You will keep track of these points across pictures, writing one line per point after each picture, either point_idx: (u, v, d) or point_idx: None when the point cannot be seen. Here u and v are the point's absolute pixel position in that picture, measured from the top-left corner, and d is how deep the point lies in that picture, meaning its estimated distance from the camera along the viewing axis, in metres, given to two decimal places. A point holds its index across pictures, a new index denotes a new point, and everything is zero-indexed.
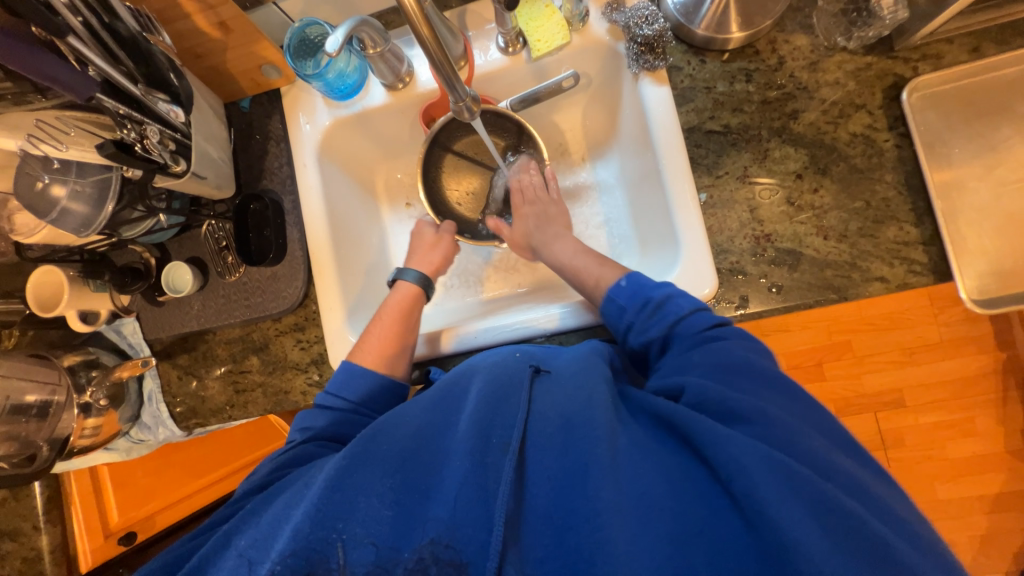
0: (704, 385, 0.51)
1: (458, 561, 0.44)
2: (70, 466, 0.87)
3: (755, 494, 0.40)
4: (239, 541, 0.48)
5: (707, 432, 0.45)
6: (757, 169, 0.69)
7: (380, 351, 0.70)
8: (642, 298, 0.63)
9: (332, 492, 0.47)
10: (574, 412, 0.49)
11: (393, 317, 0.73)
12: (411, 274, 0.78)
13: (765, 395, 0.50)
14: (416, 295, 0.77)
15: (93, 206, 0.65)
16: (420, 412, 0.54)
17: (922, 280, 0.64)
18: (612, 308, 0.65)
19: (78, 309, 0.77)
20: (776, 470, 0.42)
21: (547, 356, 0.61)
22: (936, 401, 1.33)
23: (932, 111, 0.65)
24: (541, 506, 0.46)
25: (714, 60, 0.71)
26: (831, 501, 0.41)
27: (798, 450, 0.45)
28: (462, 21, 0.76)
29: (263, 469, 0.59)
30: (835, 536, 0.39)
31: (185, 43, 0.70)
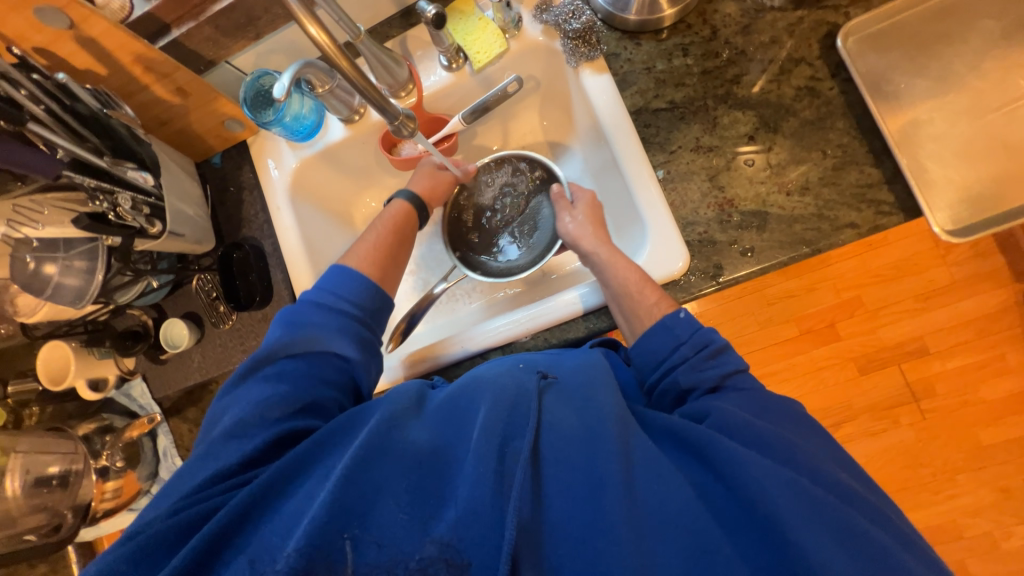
0: (734, 411, 0.51)
1: (460, 563, 0.44)
2: (101, 531, 0.91)
3: (777, 517, 0.43)
4: (250, 543, 0.46)
5: (729, 456, 0.46)
6: (709, 139, 0.69)
7: (370, 260, 0.69)
8: (703, 340, 0.58)
9: (348, 485, 0.46)
10: (591, 426, 0.49)
11: (385, 230, 0.73)
12: (403, 194, 0.78)
13: (777, 416, 0.52)
14: (408, 212, 0.76)
15: (85, 277, 0.69)
16: (430, 427, 0.53)
17: (894, 220, 0.63)
18: (664, 335, 0.59)
19: (88, 377, 0.82)
20: (796, 492, 0.44)
21: (552, 363, 0.60)
22: (959, 343, 1.26)
23: (872, 53, 0.66)
24: (555, 512, 0.46)
25: (650, 41, 0.72)
26: (850, 525, 0.43)
27: (814, 475, 0.47)
28: (405, 48, 0.80)
29: (248, 402, 0.56)
30: (852, 555, 0.42)
31: (149, 113, 0.74)
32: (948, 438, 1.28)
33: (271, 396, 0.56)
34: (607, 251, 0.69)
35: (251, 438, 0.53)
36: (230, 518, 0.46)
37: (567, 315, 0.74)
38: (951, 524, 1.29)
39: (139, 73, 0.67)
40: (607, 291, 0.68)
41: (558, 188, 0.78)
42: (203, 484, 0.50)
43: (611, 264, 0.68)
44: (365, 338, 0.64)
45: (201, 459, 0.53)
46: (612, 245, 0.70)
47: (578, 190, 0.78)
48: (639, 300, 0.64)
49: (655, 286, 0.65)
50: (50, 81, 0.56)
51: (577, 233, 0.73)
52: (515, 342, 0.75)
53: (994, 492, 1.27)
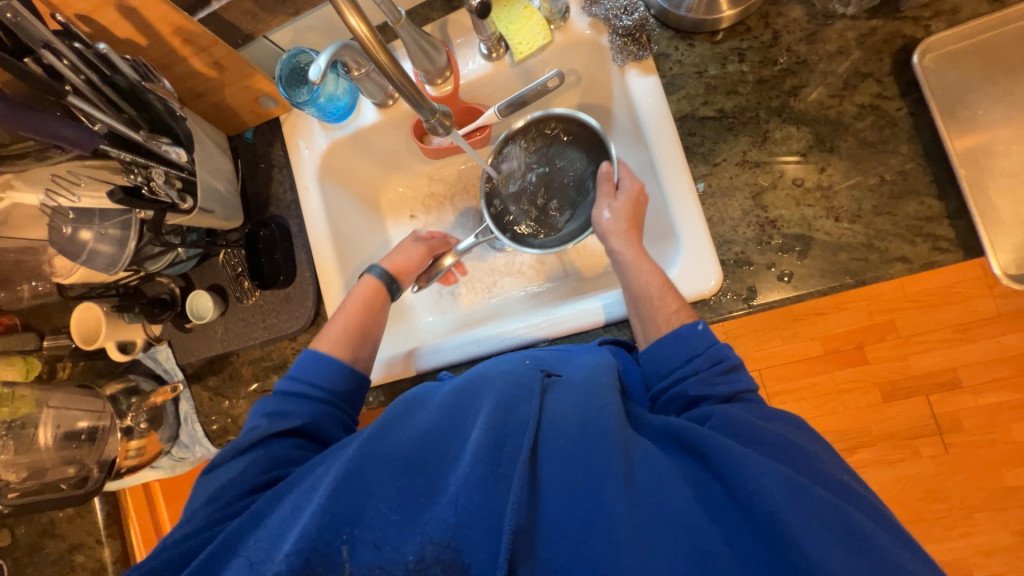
0: (729, 412, 0.50)
1: (458, 561, 0.44)
2: (124, 483, 0.96)
3: (778, 517, 0.41)
4: (247, 547, 0.47)
5: (727, 455, 0.45)
6: (757, 153, 0.65)
7: (340, 337, 0.69)
8: (718, 354, 0.56)
9: (339, 494, 0.46)
10: (590, 422, 0.49)
11: (353, 313, 0.72)
12: (375, 271, 0.77)
13: (779, 422, 0.51)
14: (377, 289, 0.76)
15: (119, 245, 0.71)
16: (431, 414, 0.54)
17: (950, 257, 0.59)
18: (678, 344, 0.57)
19: (117, 340, 0.84)
20: (799, 495, 0.42)
21: (559, 362, 0.60)
22: (998, 380, 1.17)
23: (950, 72, 0.60)
24: (553, 512, 0.45)
25: (704, 42, 0.68)
26: (854, 527, 0.41)
27: (819, 476, 0.46)
28: (444, 33, 0.77)
29: (235, 470, 0.57)
30: (864, 565, 0.39)
31: (186, 85, 0.73)
32: (970, 477, 1.23)
33: (251, 465, 0.57)
34: (634, 253, 0.66)
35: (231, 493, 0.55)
36: (223, 546, 0.48)
37: (586, 324, 0.73)
38: (963, 560, 1.27)
39: (178, 45, 0.66)
40: (626, 292, 0.66)
41: (608, 167, 0.71)
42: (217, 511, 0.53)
43: (635, 267, 0.65)
44: (337, 414, 0.64)
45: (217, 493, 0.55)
46: (639, 247, 0.67)
47: (629, 178, 0.72)
48: (660, 308, 0.62)
49: (677, 295, 0.63)
50: (91, 51, 0.56)
51: (610, 225, 0.68)
52: (531, 346, 0.75)
53: (1011, 534, 1.23)
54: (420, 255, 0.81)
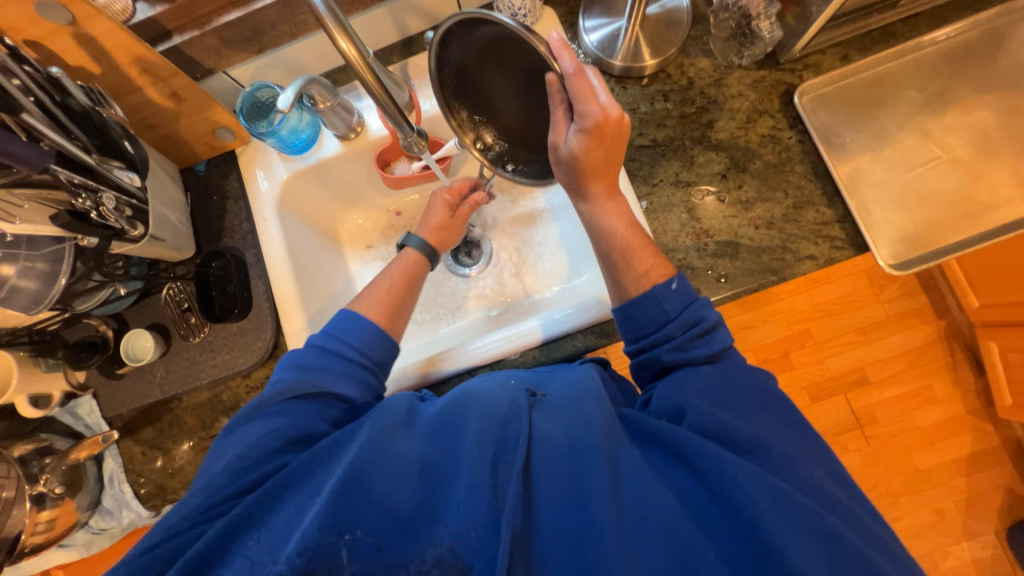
0: (709, 410, 0.52)
1: (461, 564, 0.44)
2: (20, 572, 0.80)
3: (762, 526, 0.43)
4: (245, 545, 0.45)
5: (712, 459, 0.47)
6: (687, 174, 0.76)
7: (383, 306, 0.68)
8: (693, 317, 0.59)
9: (340, 498, 0.45)
10: (578, 437, 0.49)
11: (398, 280, 0.72)
12: (414, 241, 0.76)
13: (756, 420, 0.52)
14: (419, 261, 0.75)
15: (46, 281, 0.65)
16: (419, 437, 0.52)
17: (845, 253, 0.71)
18: (652, 307, 0.60)
19: (30, 393, 0.73)
20: (779, 498, 0.45)
21: (541, 381, 0.60)
22: (897, 372, 1.35)
23: (822, 110, 0.76)
24: (548, 522, 0.46)
25: (634, 85, 0.80)
26: (830, 530, 0.44)
27: (795, 477, 0.48)
28: (405, 73, 0.83)
29: (249, 436, 0.53)
30: (834, 562, 0.42)
31: (137, 115, 0.72)
32: (890, 464, 1.38)
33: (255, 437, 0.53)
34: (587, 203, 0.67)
35: (246, 469, 0.51)
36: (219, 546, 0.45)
37: (555, 334, 0.76)
38: None
39: (135, 75, 0.66)
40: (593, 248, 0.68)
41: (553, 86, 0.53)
42: (194, 510, 0.48)
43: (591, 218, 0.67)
44: (371, 385, 0.62)
45: (196, 488, 0.50)
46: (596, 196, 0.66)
47: (582, 95, 0.53)
48: (630, 272, 0.64)
49: (647, 254, 0.65)
50: (42, 74, 0.54)
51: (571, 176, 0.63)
52: (503, 360, 0.77)
53: (931, 513, 1.38)
54: (448, 215, 0.81)
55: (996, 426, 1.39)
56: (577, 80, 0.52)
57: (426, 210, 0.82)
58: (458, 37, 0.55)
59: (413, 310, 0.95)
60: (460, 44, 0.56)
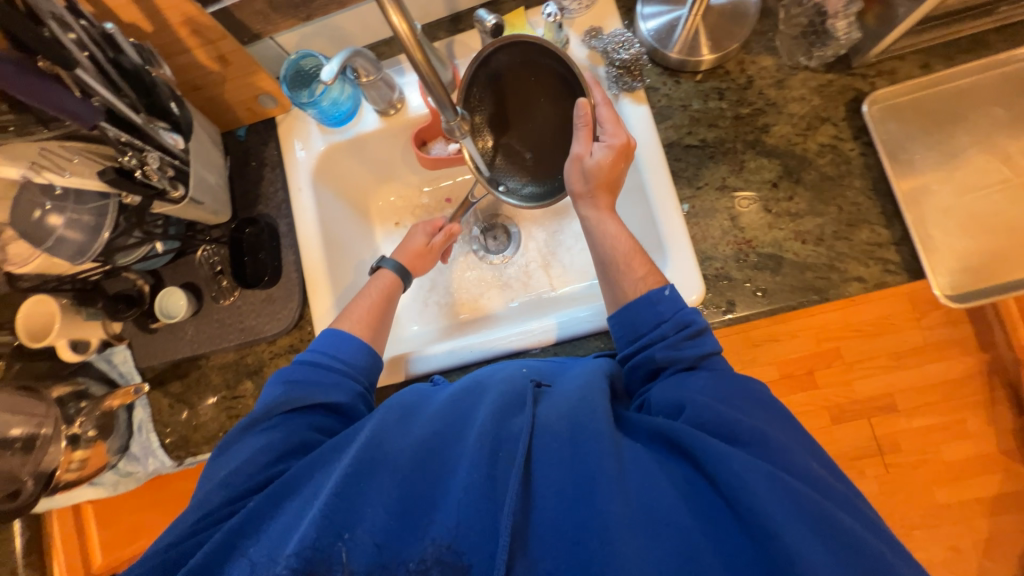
0: (707, 402, 0.49)
1: (460, 564, 0.42)
2: (55, 503, 0.85)
3: (760, 511, 0.40)
4: (249, 549, 0.45)
5: (713, 450, 0.44)
6: (734, 180, 0.72)
7: (364, 320, 0.69)
8: (686, 319, 0.57)
9: (340, 498, 0.44)
10: (581, 422, 0.47)
11: (375, 302, 0.71)
12: (391, 263, 0.77)
13: (761, 412, 0.50)
14: (394, 282, 0.75)
15: (90, 234, 0.67)
16: (427, 421, 0.51)
17: (898, 279, 0.67)
18: (646, 310, 0.58)
19: (69, 339, 0.75)
20: (778, 487, 0.41)
21: (554, 373, 0.58)
22: (927, 403, 1.28)
23: (892, 122, 0.70)
24: (549, 517, 0.43)
25: (688, 81, 0.76)
26: (832, 520, 0.41)
27: (802, 476, 0.45)
28: (450, 51, 0.81)
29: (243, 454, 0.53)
30: (838, 554, 0.39)
31: (185, 76, 0.73)
32: (907, 495, 1.33)
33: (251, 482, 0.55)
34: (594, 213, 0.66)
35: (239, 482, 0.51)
36: (214, 556, 0.45)
37: (582, 332, 0.74)
38: None
39: (184, 35, 0.66)
40: (593, 256, 0.67)
41: (585, 104, 0.62)
42: (192, 521, 0.49)
43: (599, 227, 0.66)
44: (360, 392, 0.62)
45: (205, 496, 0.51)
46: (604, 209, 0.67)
47: (609, 120, 0.64)
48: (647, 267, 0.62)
49: (644, 259, 0.63)
50: (97, 29, 0.55)
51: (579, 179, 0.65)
52: (524, 353, 0.75)
53: (944, 550, 1.33)
54: (425, 241, 0.80)
55: None
56: (605, 110, 0.65)
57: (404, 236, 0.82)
58: (513, 50, 0.67)
59: (436, 293, 0.94)
60: (511, 55, 0.67)
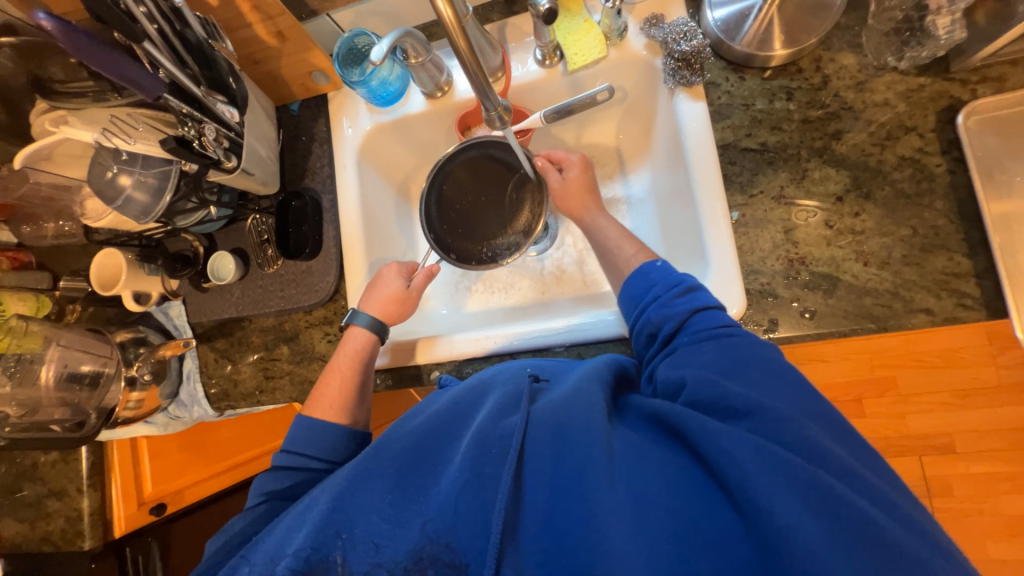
0: (703, 380, 0.47)
1: (457, 561, 0.42)
2: (114, 435, 0.94)
3: (749, 489, 0.37)
4: (249, 563, 0.45)
5: (702, 430, 0.42)
6: (794, 190, 0.67)
7: (334, 400, 0.68)
8: (676, 279, 0.58)
9: (334, 510, 0.45)
10: (569, 414, 0.46)
11: (346, 369, 0.70)
12: (363, 318, 0.73)
13: (771, 389, 0.45)
14: (369, 340, 0.73)
15: (154, 196, 0.71)
16: (428, 416, 0.52)
17: (973, 315, 0.59)
18: (640, 280, 0.60)
19: (133, 290, 0.83)
20: (769, 461, 0.39)
21: (560, 372, 0.57)
22: (991, 449, 1.15)
23: (992, 135, 0.61)
24: (538, 516, 0.42)
25: (754, 77, 0.70)
26: (821, 485, 0.37)
27: (820, 459, 0.40)
28: (502, 34, 0.79)
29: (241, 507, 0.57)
30: (828, 522, 0.36)
31: (245, 50, 0.76)
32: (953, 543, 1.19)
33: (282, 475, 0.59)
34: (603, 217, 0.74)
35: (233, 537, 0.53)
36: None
37: (607, 336, 0.71)
38: None
39: (246, 10, 0.69)
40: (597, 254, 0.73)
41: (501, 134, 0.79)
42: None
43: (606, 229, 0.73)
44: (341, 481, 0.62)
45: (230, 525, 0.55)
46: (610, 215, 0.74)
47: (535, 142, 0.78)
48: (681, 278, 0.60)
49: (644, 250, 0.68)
50: (167, 3, 0.57)
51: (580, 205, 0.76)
52: (547, 351, 0.74)
53: None
54: (402, 286, 0.76)
55: None
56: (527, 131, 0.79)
57: (380, 280, 0.77)
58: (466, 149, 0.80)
59: (469, 278, 0.94)
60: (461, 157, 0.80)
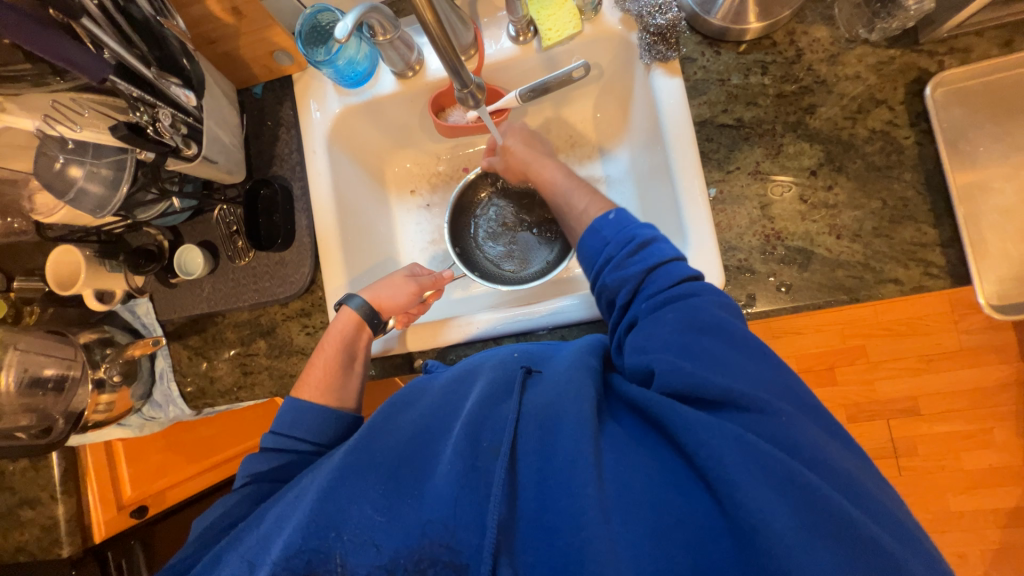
0: (675, 361, 0.46)
1: (457, 562, 0.41)
2: (85, 440, 0.90)
3: (729, 481, 0.38)
4: (240, 547, 0.46)
5: (684, 423, 0.42)
6: (769, 165, 0.67)
7: (320, 384, 0.66)
8: (628, 236, 0.55)
9: (324, 502, 0.43)
10: (555, 410, 0.46)
11: (330, 351, 0.69)
12: (356, 301, 0.72)
13: (749, 373, 0.45)
14: (357, 324, 0.71)
15: (110, 187, 0.67)
16: (416, 413, 0.51)
17: (938, 283, 0.62)
18: (593, 238, 0.58)
19: (94, 288, 0.78)
20: (749, 452, 0.39)
21: (545, 356, 0.56)
22: (951, 409, 1.22)
23: (957, 107, 0.63)
24: (528, 512, 0.42)
25: (729, 51, 0.70)
26: (798, 478, 0.38)
27: (807, 451, 0.41)
28: (473, 10, 0.76)
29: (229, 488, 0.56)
30: (803, 512, 0.37)
31: (200, 28, 0.71)
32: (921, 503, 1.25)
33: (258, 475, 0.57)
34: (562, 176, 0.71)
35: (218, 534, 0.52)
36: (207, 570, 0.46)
37: (589, 316, 0.71)
38: None
39: None
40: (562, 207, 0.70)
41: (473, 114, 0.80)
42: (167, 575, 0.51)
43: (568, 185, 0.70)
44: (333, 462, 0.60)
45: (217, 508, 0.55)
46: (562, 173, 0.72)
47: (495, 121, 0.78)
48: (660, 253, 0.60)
49: None
50: None
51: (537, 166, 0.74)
52: (530, 333, 0.74)
53: None
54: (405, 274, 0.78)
55: None
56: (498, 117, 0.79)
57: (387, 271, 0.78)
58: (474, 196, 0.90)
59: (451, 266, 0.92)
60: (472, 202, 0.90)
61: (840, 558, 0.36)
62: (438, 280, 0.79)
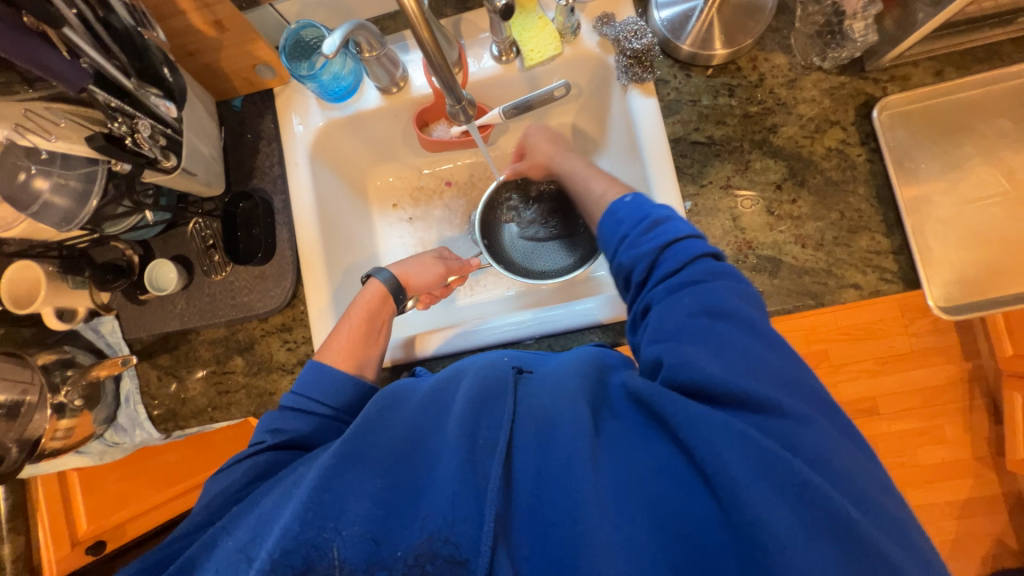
0: (684, 349, 0.48)
1: (457, 556, 0.41)
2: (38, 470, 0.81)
3: (724, 476, 0.40)
4: (226, 542, 0.46)
5: (683, 418, 0.43)
6: (739, 180, 0.72)
7: (346, 351, 0.66)
8: (642, 215, 0.58)
9: (322, 491, 0.43)
10: (555, 411, 0.46)
11: (357, 322, 0.68)
12: (385, 274, 0.73)
13: (757, 369, 0.46)
14: (383, 298, 0.72)
15: (78, 201, 0.64)
16: (409, 413, 0.50)
17: (893, 288, 0.67)
18: (610, 222, 0.61)
19: (55, 306, 0.74)
20: (743, 444, 0.41)
21: (537, 361, 0.56)
22: (908, 408, 1.29)
23: (900, 129, 0.69)
24: (527, 509, 0.43)
25: (699, 75, 0.75)
26: (789, 469, 0.40)
27: (794, 447, 0.43)
28: (457, 29, 0.79)
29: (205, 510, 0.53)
30: (795, 505, 0.39)
31: (179, 40, 0.70)
32: None
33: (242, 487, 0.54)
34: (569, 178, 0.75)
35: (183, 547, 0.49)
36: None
37: (577, 325, 0.73)
38: None
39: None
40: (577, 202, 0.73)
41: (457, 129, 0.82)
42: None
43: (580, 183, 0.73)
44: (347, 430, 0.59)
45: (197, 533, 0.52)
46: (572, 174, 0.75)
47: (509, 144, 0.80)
48: None
49: None
50: None
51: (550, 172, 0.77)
52: (518, 342, 0.75)
53: None
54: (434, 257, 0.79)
55: (1001, 476, 1.31)
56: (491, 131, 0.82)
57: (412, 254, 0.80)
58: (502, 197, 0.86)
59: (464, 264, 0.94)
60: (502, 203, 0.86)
61: (823, 543, 0.38)
62: (464, 266, 0.81)
